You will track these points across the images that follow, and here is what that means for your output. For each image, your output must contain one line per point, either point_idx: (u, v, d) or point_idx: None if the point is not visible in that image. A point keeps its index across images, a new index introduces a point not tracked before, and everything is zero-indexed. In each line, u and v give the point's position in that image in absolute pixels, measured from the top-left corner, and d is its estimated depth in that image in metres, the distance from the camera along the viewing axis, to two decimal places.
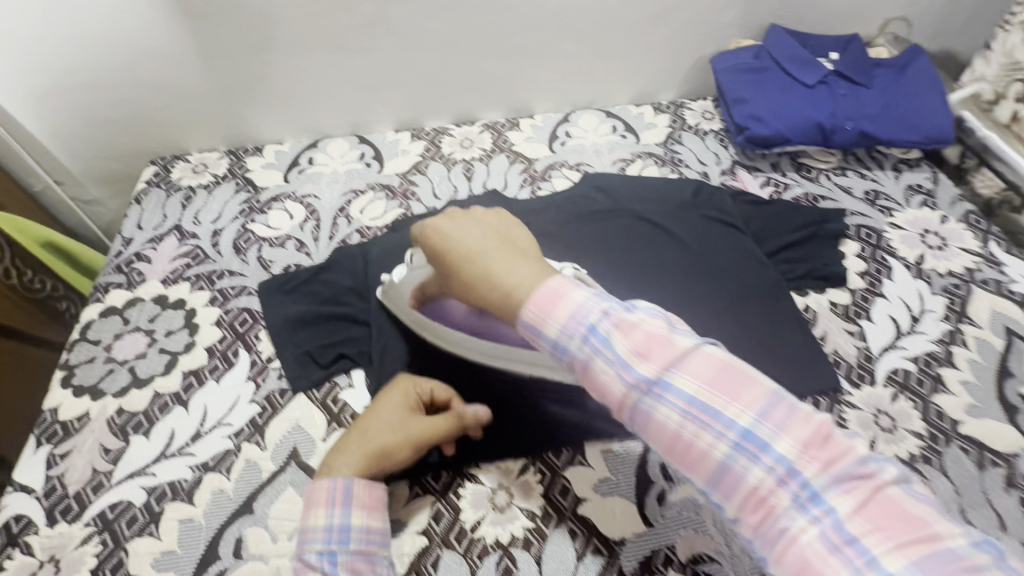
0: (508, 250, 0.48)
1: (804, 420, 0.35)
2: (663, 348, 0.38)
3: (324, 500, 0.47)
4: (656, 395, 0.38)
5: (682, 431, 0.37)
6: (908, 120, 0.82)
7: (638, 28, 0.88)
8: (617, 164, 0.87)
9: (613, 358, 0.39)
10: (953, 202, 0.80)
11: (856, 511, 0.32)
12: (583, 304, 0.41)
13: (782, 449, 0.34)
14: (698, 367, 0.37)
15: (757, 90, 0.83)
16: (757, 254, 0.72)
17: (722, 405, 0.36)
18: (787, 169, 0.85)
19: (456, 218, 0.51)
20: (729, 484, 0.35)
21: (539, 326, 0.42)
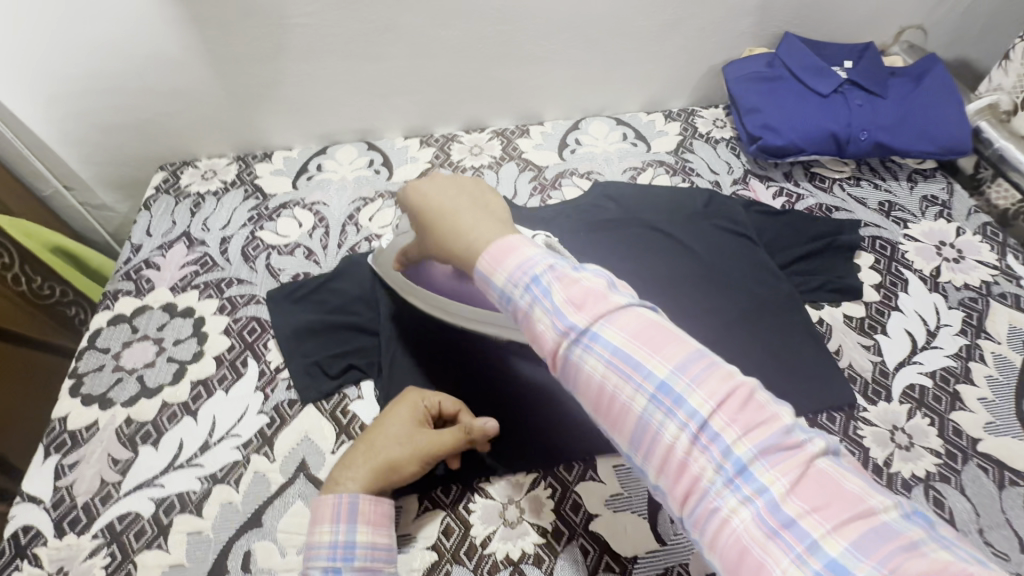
0: (477, 209, 0.51)
1: (726, 381, 0.37)
2: (597, 302, 0.41)
3: (329, 517, 0.47)
4: (585, 344, 0.40)
5: (607, 382, 0.39)
6: (924, 130, 0.81)
7: (649, 36, 0.88)
8: (628, 173, 0.86)
9: (550, 307, 0.41)
10: (970, 213, 0.79)
11: (790, 491, 0.33)
12: (531, 257, 0.44)
13: (700, 407, 0.36)
14: (627, 323, 0.40)
15: (771, 100, 0.83)
16: (770, 266, 0.71)
17: (645, 358, 0.38)
18: (800, 179, 0.84)
19: (437, 183, 0.55)
20: (650, 439, 0.37)
21: (489, 276, 0.45)
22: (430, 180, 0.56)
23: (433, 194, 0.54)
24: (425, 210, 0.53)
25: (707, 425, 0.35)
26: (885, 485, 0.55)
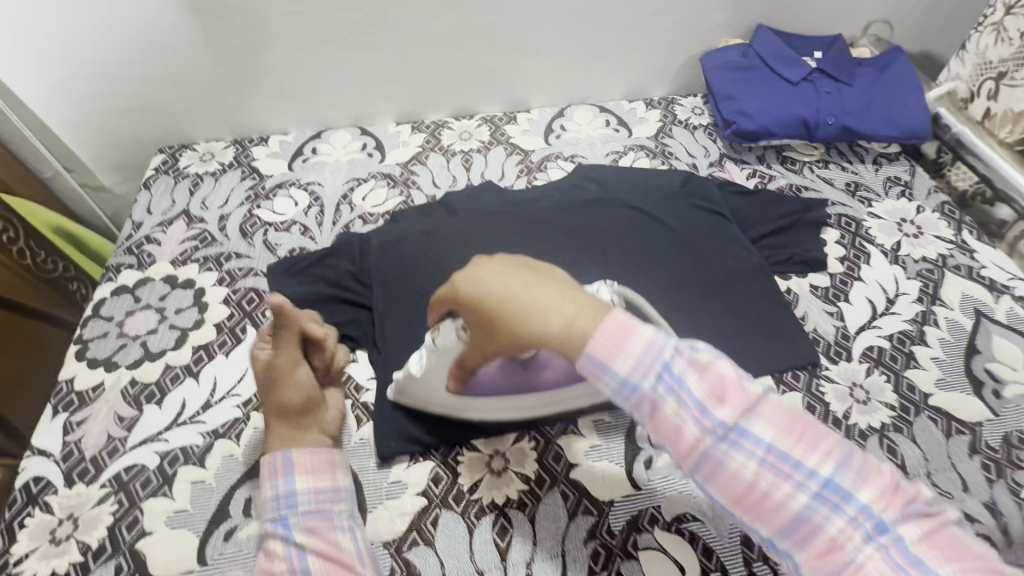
0: (551, 283, 0.44)
1: (879, 471, 0.37)
2: (739, 394, 0.39)
3: (269, 475, 0.47)
4: (733, 440, 0.38)
5: (760, 480, 0.37)
6: (888, 116, 0.85)
7: (631, 27, 0.92)
8: (610, 156, 0.91)
9: (690, 401, 0.39)
10: (929, 193, 0.84)
11: (926, 543, 0.34)
12: (654, 340, 0.41)
13: (862, 496, 0.36)
14: (771, 416, 0.39)
15: (744, 87, 0.87)
16: (741, 241, 0.75)
17: (802, 454, 0.37)
18: (772, 162, 0.89)
19: (488, 268, 0.45)
20: (807, 532, 0.36)
21: (608, 363, 0.40)
22: (480, 263, 0.46)
23: (496, 279, 0.44)
24: (493, 299, 0.44)
25: (873, 515, 0.35)
26: (842, 434, 0.60)
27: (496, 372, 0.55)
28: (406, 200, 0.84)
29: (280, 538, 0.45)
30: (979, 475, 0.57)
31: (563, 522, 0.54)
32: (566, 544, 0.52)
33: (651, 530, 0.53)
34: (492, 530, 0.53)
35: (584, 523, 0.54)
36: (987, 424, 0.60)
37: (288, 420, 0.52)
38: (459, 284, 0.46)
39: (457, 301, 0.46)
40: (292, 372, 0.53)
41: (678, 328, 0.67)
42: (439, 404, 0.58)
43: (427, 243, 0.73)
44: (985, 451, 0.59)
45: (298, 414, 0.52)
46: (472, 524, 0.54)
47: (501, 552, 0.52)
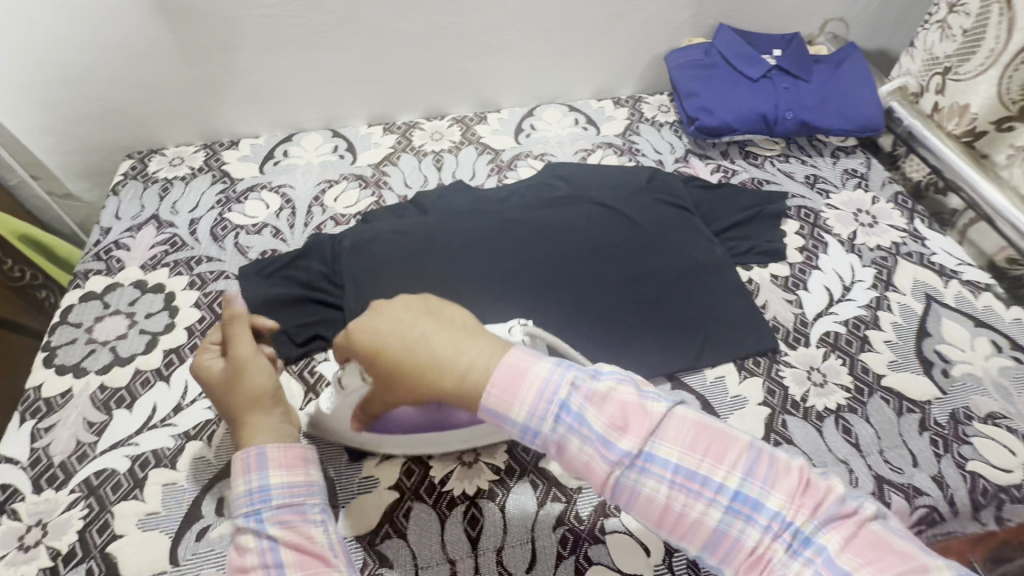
0: (447, 327, 0.44)
1: (789, 471, 0.38)
2: (639, 420, 0.40)
3: (239, 470, 0.46)
4: (640, 467, 0.39)
5: (673, 502, 0.39)
6: (844, 111, 0.89)
7: (596, 27, 0.94)
8: (579, 154, 0.92)
9: (591, 436, 0.40)
10: (884, 183, 0.88)
11: (844, 547, 0.35)
12: (549, 378, 0.41)
13: (774, 505, 0.37)
14: (677, 435, 0.40)
15: (706, 84, 0.90)
16: (705, 233, 0.78)
17: (710, 470, 0.39)
18: (735, 157, 0.92)
19: (384, 313, 0.46)
20: (729, 546, 0.38)
21: (504, 412, 0.41)
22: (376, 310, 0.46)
23: (392, 326, 0.44)
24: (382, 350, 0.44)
25: (788, 524, 0.37)
26: (801, 416, 0.63)
27: (409, 413, 0.54)
28: (378, 200, 0.84)
29: (252, 532, 0.44)
30: (928, 450, 0.60)
31: (533, 509, 0.55)
32: (535, 532, 0.54)
33: (618, 514, 0.55)
34: (463, 520, 0.54)
35: (553, 510, 0.55)
36: (936, 402, 0.63)
37: (253, 413, 0.50)
38: (355, 336, 0.46)
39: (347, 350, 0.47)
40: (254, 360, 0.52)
41: (643, 319, 0.69)
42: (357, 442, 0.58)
43: (398, 243, 0.74)
44: (934, 428, 0.62)
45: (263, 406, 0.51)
46: (443, 515, 0.55)
47: (472, 541, 0.53)
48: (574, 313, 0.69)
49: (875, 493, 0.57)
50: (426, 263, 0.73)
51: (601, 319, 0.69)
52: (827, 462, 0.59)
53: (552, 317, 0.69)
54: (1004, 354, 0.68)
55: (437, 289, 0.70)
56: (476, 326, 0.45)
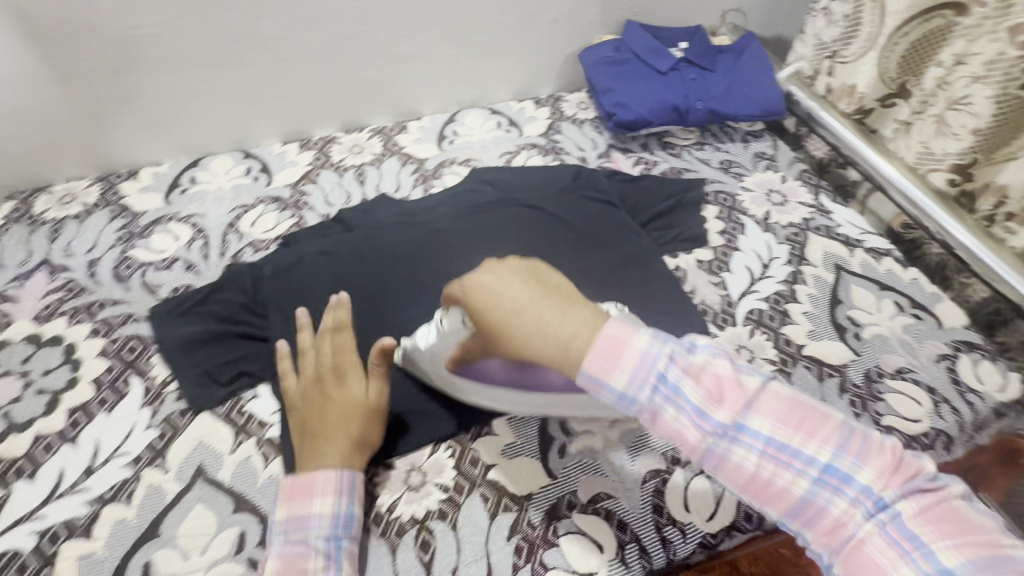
0: (553, 293, 0.48)
1: (884, 449, 0.41)
2: (733, 392, 0.43)
3: (331, 491, 0.51)
4: (732, 437, 0.42)
5: (762, 470, 0.42)
6: (749, 97, 0.93)
7: (508, 29, 0.94)
8: (504, 157, 0.92)
9: (685, 405, 0.43)
10: (791, 162, 0.94)
11: (922, 517, 0.38)
12: (647, 351, 0.45)
13: (864, 479, 0.40)
14: (769, 407, 0.43)
15: (619, 81, 0.93)
16: (631, 226, 0.80)
17: (802, 443, 0.41)
18: (655, 148, 0.95)
19: (494, 273, 0.50)
20: (813, 514, 0.41)
21: (604, 379, 0.45)
22: (489, 267, 0.51)
23: (498, 286, 0.48)
24: (485, 308, 0.49)
25: (876, 496, 0.39)
26: None
27: (498, 369, 0.56)
28: (299, 222, 0.81)
29: (321, 554, 0.48)
30: (847, 412, 0.64)
31: (485, 523, 0.55)
32: (489, 546, 0.53)
33: (570, 515, 0.55)
34: (415, 545, 0.53)
35: (506, 520, 0.55)
36: (852, 364, 0.68)
37: (339, 422, 0.54)
38: (469, 292, 0.50)
39: (458, 301, 0.52)
40: (355, 378, 0.56)
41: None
42: (443, 385, 0.60)
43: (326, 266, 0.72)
44: (852, 389, 0.66)
45: (353, 424, 0.54)
46: (393, 544, 0.53)
47: (425, 566, 0.52)
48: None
49: None
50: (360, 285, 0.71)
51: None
52: None
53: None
54: (906, 313, 0.74)
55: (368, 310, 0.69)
56: (581, 298, 0.49)
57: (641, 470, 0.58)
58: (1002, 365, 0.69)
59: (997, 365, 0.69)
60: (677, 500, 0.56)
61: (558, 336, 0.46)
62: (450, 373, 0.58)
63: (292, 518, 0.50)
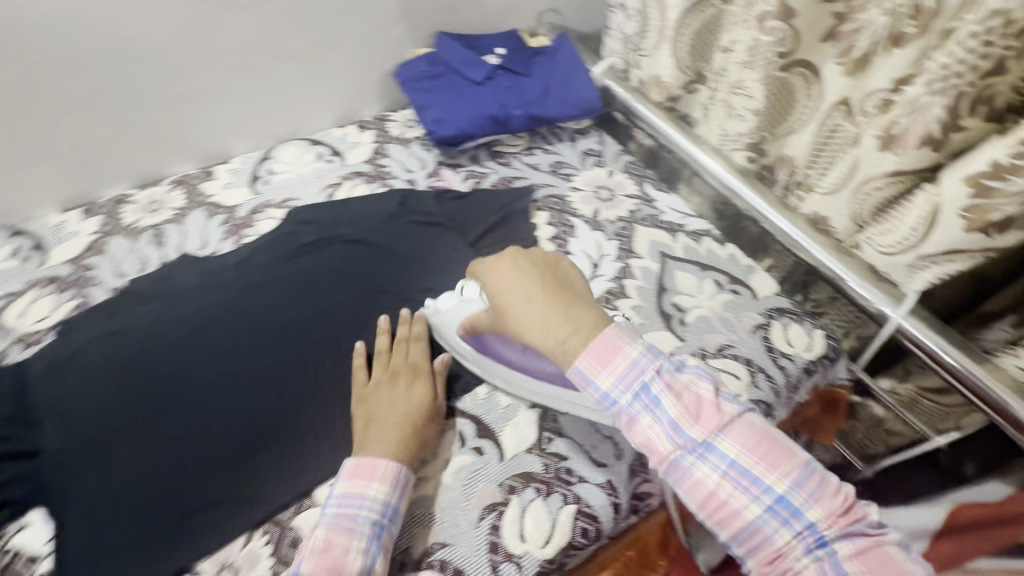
0: (566, 293, 0.57)
1: (836, 494, 0.48)
2: (710, 415, 0.51)
3: (388, 479, 0.53)
4: (700, 455, 0.51)
5: (720, 488, 0.50)
6: (565, 99, 0.94)
7: (307, 54, 0.88)
8: (325, 191, 0.86)
9: (663, 417, 0.52)
10: (617, 156, 0.96)
11: (858, 559, 0.45)
12: (638, 362, 0.53)
13: (812, 514, 0.48)
14: (740, 435, 0.51)
15: (436, 96, 0.90)
16: (459, 247, 0.79)
17: (763, 472, 0.49)
18: (484, 160, 0.93)
19: (508, 266, 0.60)
20: (757, 538, 0.49)
21: (592, 376, 0.54)
22: (509, 256, 0.61)
23: (512, 277, 0.59)
24: (495, 289, 0.59)
25: (816, 530, 0.47)
26: None
27: (505, 345, 0.62)
28: (81, 302, 0.71)
29: (365, 536, 0.50)
30: None
31: None
32: None
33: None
34: None
35: None
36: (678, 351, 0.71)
37: (396, 411, 0.58)
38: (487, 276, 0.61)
39: (477, 277, 0.63)
40: (424, 377, 0.62)
41: None
42: (451, 348, 0.66)
43: (109, 352, 0.64)
44: None
45: (411, 418, 0.58)
46: None
47: None
48: (327, 377, 0.66)
49: (635, 460, 0.61)
50: (151, 364, 0.64)
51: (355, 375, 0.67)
52: (595, 442, 0.62)
53: (301, 394, 0.65)
54: (724, 290, 0.78)
55: (166, 392, 0.62)
56: (587, 301, 0.58)
57: (477, 508, 0.56)
58: (808, 324, 0.75)
59: (804, 327, 0.74)
60: (512, 529, 0.55)
61: (560, 332, 0.55)
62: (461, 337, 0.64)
63: (349, 496, 0.52)
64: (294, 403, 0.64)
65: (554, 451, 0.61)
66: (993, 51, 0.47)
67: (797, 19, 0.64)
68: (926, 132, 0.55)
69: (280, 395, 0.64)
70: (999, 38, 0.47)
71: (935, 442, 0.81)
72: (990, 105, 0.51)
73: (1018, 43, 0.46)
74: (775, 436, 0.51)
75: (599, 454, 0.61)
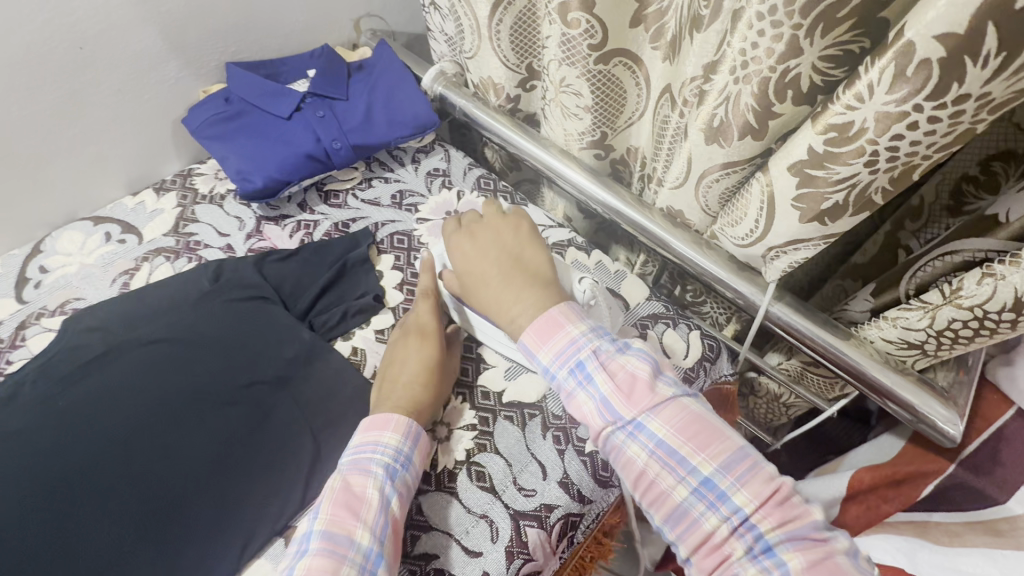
0: (523, 274, 0.58)
1: (766, 482, 0.47)
2: (644, 393, 0.50)
3: (401, 429, 0.54)
4: (631, 433, 0.50)
5: (650, 468, 0.49)
6: (392, 118, 0.82)
7: (56, 118, 0.72)
8: (118, 281, 0.72)
9: (596, 394, 0.51)
10: (465, 172, 0.86)
11: (802, 567, 0.43)
12: (576, 340, 0.53)
13: (740, 502, 0.47)
14: (671, 415, 0.50)
15: (236, 143, 0.77)
16: (287, 321, 0.67)
17: (691, 454, 0.49)
18: (315, 204, 0.81)
19: (475, 244, 0.61)
20: (690, 524, 0.48)
21: (533, 351, 0.54)
22: (469, 235, 0.62)
23: (476, 257, 0.60)
24: (461, 264, 0.61)
25: (748, 520, 0.46)
26: (435, 488, 0.56)
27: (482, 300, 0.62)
28: None
29: (379, 479, 0.51)
30: (552, 452, 0.59)
31: None
32: None
33: None
34: None
35: None
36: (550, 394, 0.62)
37: (410, 369, 0.59)
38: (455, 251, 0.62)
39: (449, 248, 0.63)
40: (434, 334, 0.61)
41: (232, 486, 0.58)
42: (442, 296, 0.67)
43: None
44: (555, 423, 0.61)
45: (424, 377, 0.59)
46: None
47: None
48: (128, 530, 0.55)
49: (513, 539, 0.54)
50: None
51: (168, 516, 0.56)
52: (467, 526, 0.54)
53: (99, 558, 0.53)
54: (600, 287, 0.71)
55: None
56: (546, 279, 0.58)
57: None
58: (683, 327, 0.70)
59: (679, 331, 0.70)
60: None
61: (509, 311, 0.56)
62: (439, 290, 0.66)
63: (363, 445, 0.54)
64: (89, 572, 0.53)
65: (421, 552, 0.53)
66: (783, 32, 0.41)
67: (600, 8, 0.57)
68: (744, 121, 0.49)
69: (70, 561, 0.53)
70: (786, 18, 0.40)
71: (829, 413, 0.77)
72: (797, 89, 0.45)
73: (805, 22, 0.40)
74: (708, 420, 0.50)
75: (472, 541, 0.54)
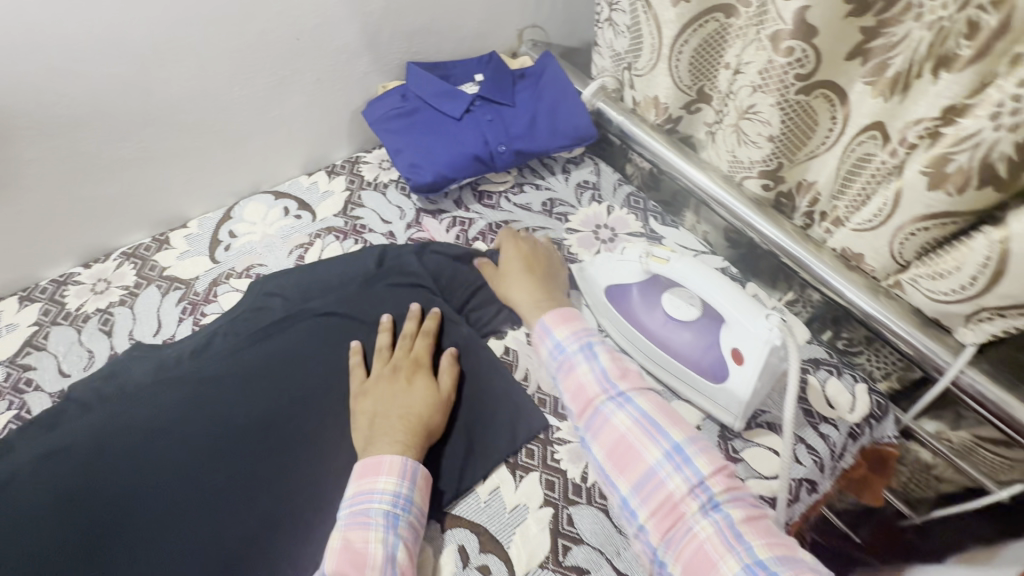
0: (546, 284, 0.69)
1: (721, 456, 0.51)
2: (633, 373, 0.57)
3: (395, 470, 0.53)
4: (618, 402, 0.54)
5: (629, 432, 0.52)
6: (553, 128, 0.84)
7: (263, 101, 0.80)
8: (294, 253, 0.78)
9: (596, 365, 0.57)
10: (615, 188, 0.87)
11: (749, 523, 0.46)
12: (590, 328, 0.61)
13: (702, 466, 0.49)
14: (650, 396, 0.55)
15: (413, 138, 0.81)
16: (447, 311, 0.69)
17: (667, 424, 0.52)
18: (470, 203, 0.84)
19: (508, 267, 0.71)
20: (654, 486, 0.50)
21: (552, 327, 0.62)
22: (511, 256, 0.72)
23: (511, 275, 0.70)
24: (503, 279, 0.71)
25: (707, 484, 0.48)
26: (585, 501, 0.57)
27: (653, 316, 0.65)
28: (21, 413, 0.66)
29: (381, 526, 0.50)
30: None
31: None
32: None
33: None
34: None
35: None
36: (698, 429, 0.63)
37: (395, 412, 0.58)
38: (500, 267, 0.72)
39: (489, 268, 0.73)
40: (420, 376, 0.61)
41: None
42: (595, 303, 0.70)
43: (58, 468, 0.59)
44: None
45: (413, 416, 0.57)
46: None
47: None
48: (301, 489, 0.58)
49: None
50: (105, 476, 0.58)
51: (334, 482, 0.59)
52: (619, 548, 0.54)
53: (270, 511, 0.57)
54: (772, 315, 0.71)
55: (121, 508, 0.57)
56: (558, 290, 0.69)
57: None
58: (847, 378, 0.66)
59: (844, 381, 0.66)
60: None
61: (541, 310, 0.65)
62: (606, 294, 0.68)
63: (360, 493, 0.52)
64: (260, 523, 0.56)
65: (573, 564, 0.54)
66: None
67: (819, 38, 0.55)
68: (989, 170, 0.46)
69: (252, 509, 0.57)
70: None
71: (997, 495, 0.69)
72: None
73: None
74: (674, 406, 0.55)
75: (625, 563, 0.54)
